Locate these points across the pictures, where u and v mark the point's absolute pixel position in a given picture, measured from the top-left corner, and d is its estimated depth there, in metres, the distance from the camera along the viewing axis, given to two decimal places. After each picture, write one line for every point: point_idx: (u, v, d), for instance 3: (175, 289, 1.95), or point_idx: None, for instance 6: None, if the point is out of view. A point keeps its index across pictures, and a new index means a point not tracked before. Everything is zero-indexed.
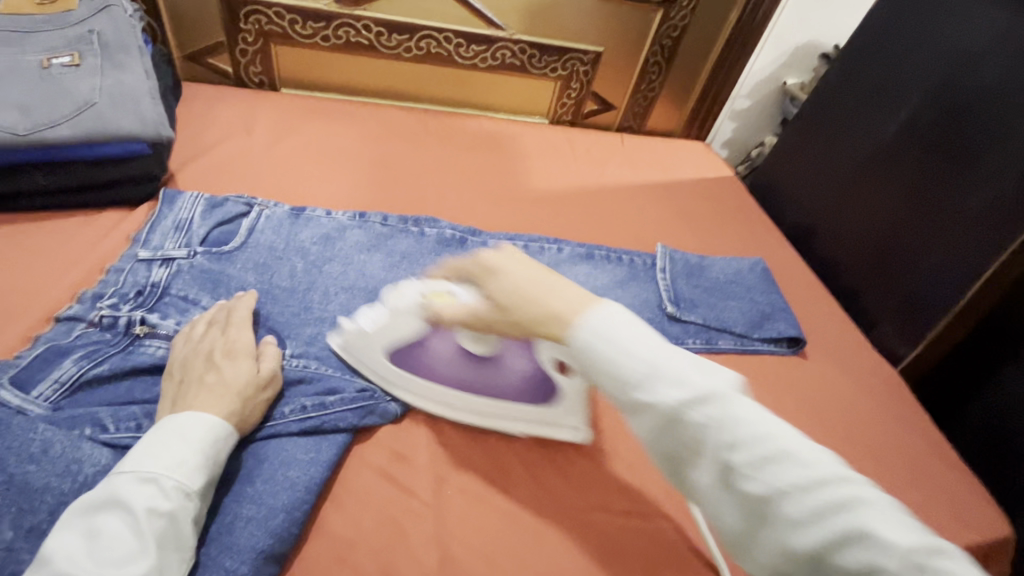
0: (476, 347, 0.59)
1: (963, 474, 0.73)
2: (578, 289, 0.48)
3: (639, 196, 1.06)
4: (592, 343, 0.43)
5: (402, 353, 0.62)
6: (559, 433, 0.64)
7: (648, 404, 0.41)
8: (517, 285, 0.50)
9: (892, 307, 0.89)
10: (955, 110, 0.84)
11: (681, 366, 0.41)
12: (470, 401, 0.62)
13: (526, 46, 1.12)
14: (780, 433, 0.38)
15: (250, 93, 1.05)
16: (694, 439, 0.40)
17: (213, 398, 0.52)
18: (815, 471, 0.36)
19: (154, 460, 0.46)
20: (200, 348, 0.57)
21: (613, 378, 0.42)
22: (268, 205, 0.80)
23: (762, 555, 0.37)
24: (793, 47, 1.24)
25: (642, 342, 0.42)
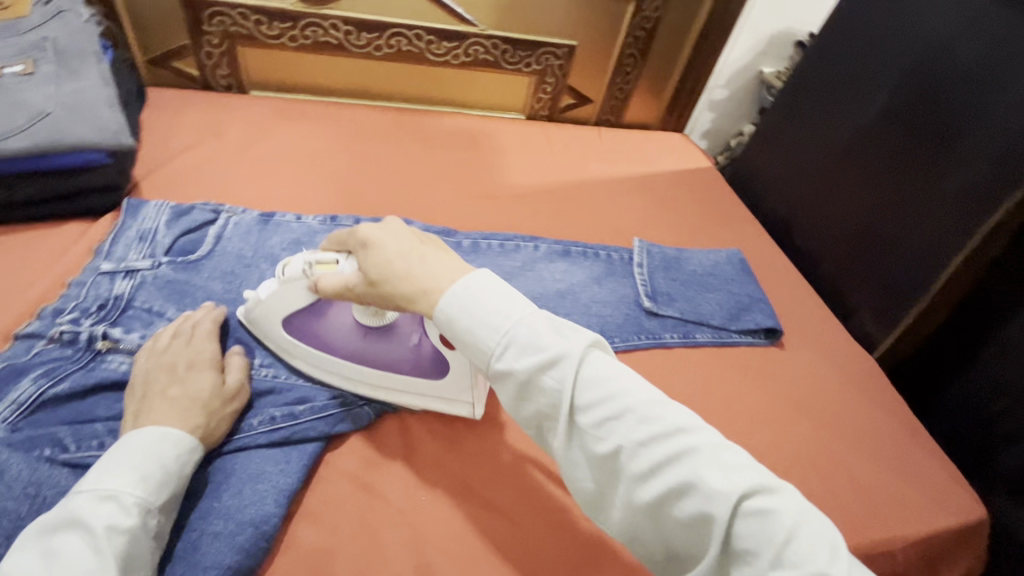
0: (372, 319, 0.60)
1: (940, 459, 0.74)
2: (447, 264, 0.49)
3: (617, 190, 1.06)
4: (454, 317, 0.45)
5: (298, 324, 0.62)
6: (454, 410, 0.62)
7: (504, 372, 0.44)
8: (385, 260, 0.50)
9: (871, 294, 0.89)
10: (929, 94, 0.83)
11: (538, 337, 0.44)
12: (359, 373, 0.61)
13: (498, 42, 1.10)
14: (626, 392, 0.43)
15: (218, 97, 1.03)
16: (550, 403, 0.43)
17: (176, 412, 0.51)
18: (655, 427, 0.41)
19: (115, 474, 0.45)
20: (163, 360, 0.56)
21: (474, 350, 0.45)
22: (236, 212, 0.78)
23: (615, 510, 0.42)
24: (767, 35, 1.23)
25: (501, 316, 0.44)
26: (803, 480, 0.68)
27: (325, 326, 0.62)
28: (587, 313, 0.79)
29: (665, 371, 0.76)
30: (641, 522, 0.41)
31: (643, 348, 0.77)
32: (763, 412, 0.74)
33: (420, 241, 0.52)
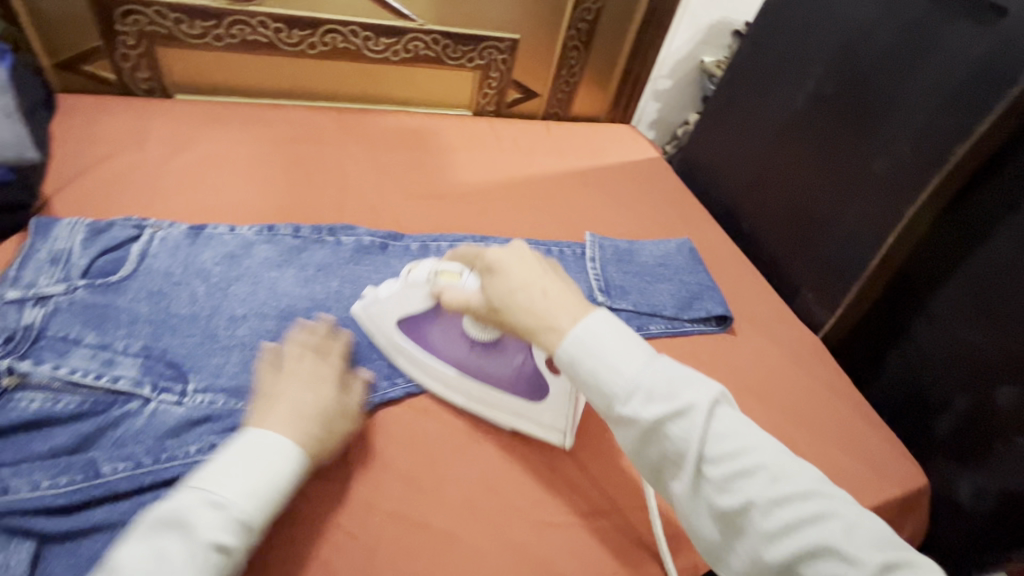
0: (484, 335, 0.65)
1: (883, 432, 0.77)
2: (569, 300, 0.53)
3: (567, 184, 1.05)
4: (578, 359, 0.49)
5: (409, 329, 0.67)
6: (546, 437, 0.65)
7: (629, 417, 0.46)
8: (509, 291, 0.55)
9: (814, 275, 0.92)
10: (856, 79, 0.86)
11: (665, 385, 0.46)
12: (463, 384, 0.66)
13: (438, 37, 1.07)
14: (755, 450, 0.45)
15: (139, 102, 0.96)
16: (676, 451, 0.46)
17: (296, 422, 0.52)
18: (788, 490, 0.43)
19: (231, 482, 0.46)
20: (291, 364, 0.57)
21: (598, 392, 0.48)
22: (162, 226, 0.73)
23: (737, 560, 0.45)
24: (706, 26, 1.25)
25: (626, 360, 0.48)
26: None
27: (437, 334, 0.68)
28: None
29: None
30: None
31: None
32: None
33: (546, 273, 0.56)
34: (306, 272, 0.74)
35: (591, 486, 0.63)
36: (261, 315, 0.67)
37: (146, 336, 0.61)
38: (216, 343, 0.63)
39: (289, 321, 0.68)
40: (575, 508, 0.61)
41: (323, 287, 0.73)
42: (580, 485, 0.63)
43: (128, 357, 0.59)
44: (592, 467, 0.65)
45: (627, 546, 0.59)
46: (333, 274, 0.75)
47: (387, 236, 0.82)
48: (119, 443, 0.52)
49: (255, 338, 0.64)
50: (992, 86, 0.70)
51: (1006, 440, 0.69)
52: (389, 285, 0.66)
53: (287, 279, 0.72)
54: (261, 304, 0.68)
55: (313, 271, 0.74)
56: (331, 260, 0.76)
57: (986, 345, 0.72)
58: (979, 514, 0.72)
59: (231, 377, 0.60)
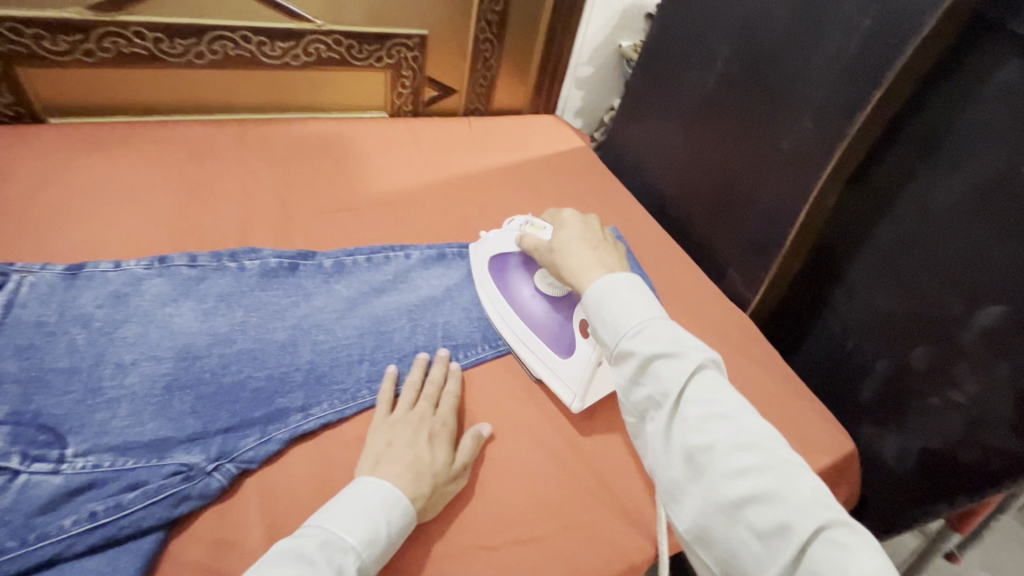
0: (551, 289, 0.73)
1: (813, 403, 0.79)
2: (610, 258, 0.60)
3: (491, 181, 1.02)
4: (601, 294, 0.53)
5: (494, 266, 0.78)
6: (561, 393, 0.68)
7: (628, 351, 0.49)
8: (565, 242, 0.64)
9: (738, 255, 0.93)
10: (757, 56, 0.87)
11: (668, 333, 0.49)
12: (514, 322, 0.73)
13: (340, 38, 1.01)
14: (733, 403, 0.46)
15: (3, 131, 0.85)
16: (659, 390, 0.47)
17: (409, 474, 0.54)
18: (753, 441, 0.44)
19: (360, 526, 0.49)
20: (415, 419, 0.60)
21: (609, 327, 0.51)
22: (31, 270, 0.65)
23: (692, 501, 0.45)
24: (618, 12, 1.24)
25: (642, 304, 0.51)
26: None
27: (515, 277, 0.77)
28: (468, 317, 0.76)
29: None
30: (717, 518, 0.43)
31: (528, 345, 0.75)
32: None
33: (601, 239, 0.64)
34: (205, 305, 0.68)
35: (527, 496, 0.61)
36: (154, 359, 0.61)
37: (14, 400, 0.54)
38: (100, 397, 0.57)
39: (187, 361, 0.62)
40: (511, 523, 0.59)
41: (225, 319, 0.67)
42: (516, 497, 0.61)
43: None
44: (526, 479, 0.62)
45: (567, 556, 0.57)
46: (237, 304, 0.69)
47: (297, 255, 0.77)
48: None
49: (145, 386, 0.58)
50: (881, 59, 0.70)
51: (923, 399, 0.72)
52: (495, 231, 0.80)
53: (183, 315, 0.66)
54: (152, 347, 0.62)
55: (213, 303, 0.68)
56: (234, 289, 0.70)
57: (898, 310, 0.75)
58: (901, 471, 0.75)
59: (117, 433, 0.54)
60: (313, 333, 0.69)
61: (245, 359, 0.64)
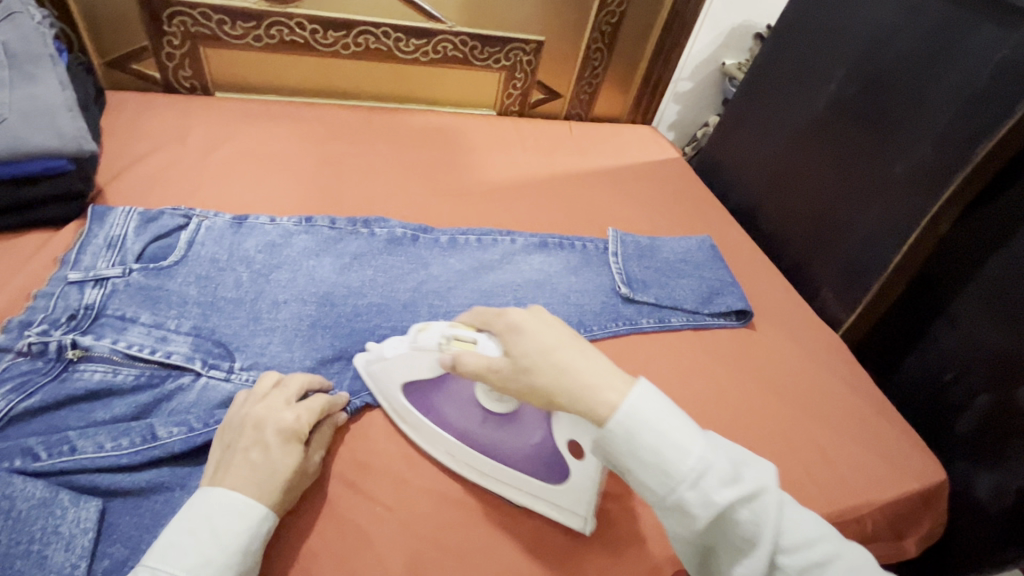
0: (499, 407, 0.59)
1: (903, 428, 0.78)
2: (609, 365, 0.51)
3: (590, 182, 1.08)
4: (641, 433, 0.46)
5: (414, 394, 0.62)
6: (567, 520, 0.58)
7: (700, 501, 0.45)
8: (543, 353, 0.50)
9: (834, 276, 0.94)
10: (878, 81, 0.87)
11: (730, 468, 0.47)
12: (471, 456, 0.60)
13: (466, 39, 1.10)
14: (815, 535, 0.47)
15: (182, 100, 1.00)
16: (747, 536, 0.46)
17: (250, 481, 0.49)
18: (849, 570, 0.46)
19: (178, 558, 0.43)
20: (252, 413, 0.53)
21: (663, 475, 0.46)
22: (207, 215, 0.77)
23: None
24: (727, 30, 1.26)
25: (691, 442, 0.46)
26: (775, 453, 0.71)
27: (440, 399, 0.62)
28: (566, 302, 0.81)
29: (640, 356, 0.78)
30: None
31: (621, 334, 0.80)
32: (735, 391, 0.77)
33: (574, 337, 0.53)
34: (342, 260, 0.77)
35: None
36: (301, 300, 0.71)
37: (195, 317, 0.65)
38: (260, 325, 0.67)
39: (327, 306, 0.71)
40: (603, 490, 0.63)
41: (358, 275, 0.76)
42: None
43: (180, 335, 0.63)
44: None
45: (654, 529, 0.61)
46: (368, 263, 0.78)
47: (418, 228, 0.85)
48: (175, 413, 0.56)
49: (296, 322, 0.68)
50: (1007, 95, 0.71)
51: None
52: (392, 343, 0.62)
53: (324, 267, 0.76)
54: (301, 290, 0.72)
55: (348, 260, 0.77)
56: (365, 250, 0.80)
57: (1004, 345, 0.74)
58: (997, 509, 0.73)
59: (273, 356, 0.64)
60: (432, 298, 0.76)
61: (374, 311, 0.72)
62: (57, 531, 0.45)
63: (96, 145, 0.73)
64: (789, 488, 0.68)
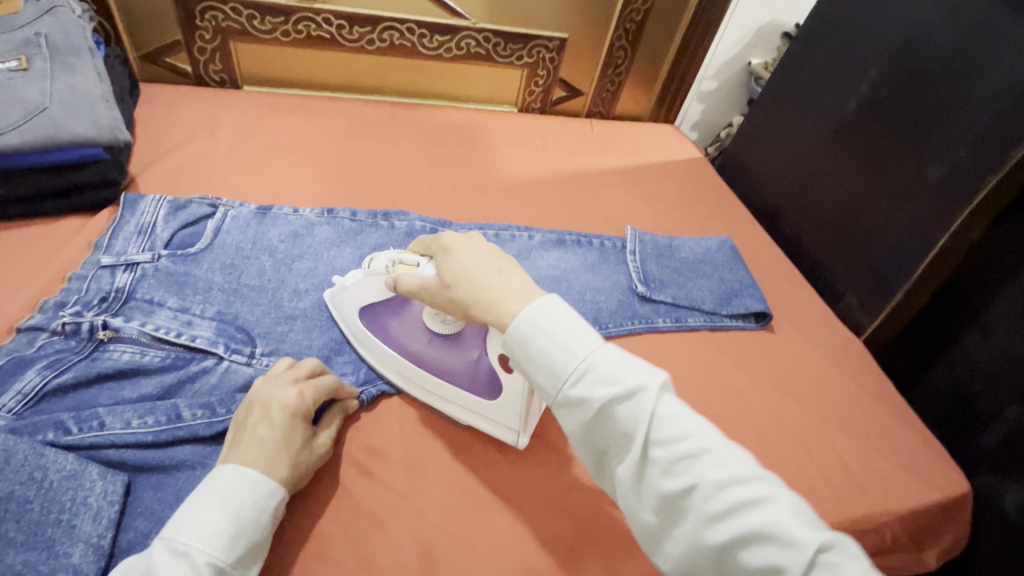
0: (443, 327, 0.64)
1: (926, 437, 0.76)
2: (526, 279, 0.51)
3: (610, 181, 1.07)
4: (530, 336, 0.46)
5: (368, 316, 0.67)
6: (500, 434, 0.63)
7: (579, 398, 0.44)
8: (464, 269, 0.53)
9: (858, 280, 0.92)
10: (912, 82, 0.85)
11: (614, 367, 0.44)
12: (417, 374, 0.65)
13: (490, 35, 1.11)
14: (700, 433, 0.43)
15: (212, 93, 1.03)
16: (622, 433, 0.43)
17: (262, 458, 0.50)
18: (730, 471, 0.41)
19: (189, 529, 0.45)
20: (263, 391, 0.55)
21: (546, 372, 0.45)
22: (233, 205, 0.79)
23: (674, 546, 0.42)
24: (755, 28, 1.25)
25: (575, 340, 0.45)
26: (790, 457, 0.70)
27: (393, 323, 0.67)
28: (581, 299, 0.81)
29: (655, 355, 0.78)
30: (705, 564, 0.41)
31: (636, 333, 0.80)
32: (751, 393, 0.76)
33: (502, 257, 0.54)
34: (362, 252, 0.78)
35: None
36: (321, 290, 0.72)
37: (220, 304, 0.67)
38: (281, 313, 0.68)
39: None
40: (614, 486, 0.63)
41: None
42: None
43: (204, 320, 0.64)
44: None
45: None
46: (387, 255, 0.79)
47: (437, 222, 0.86)
48: (199, 395, 0.58)
49: (315, 311, 0.70)
50: None
51: None
52: (354, 275, 0.67)
53: (344, 258, 0.77)
54: (321, 280, 0.73)
55: (368, 251, 0.79)
56: (384, 242, 0.81)
57: None
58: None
59: (292, 344, 0.66)
60: None
61: None
62: (85, 503, 0.47)
63: (129, 134, 0.75)
64: (805, 493, 0.67)
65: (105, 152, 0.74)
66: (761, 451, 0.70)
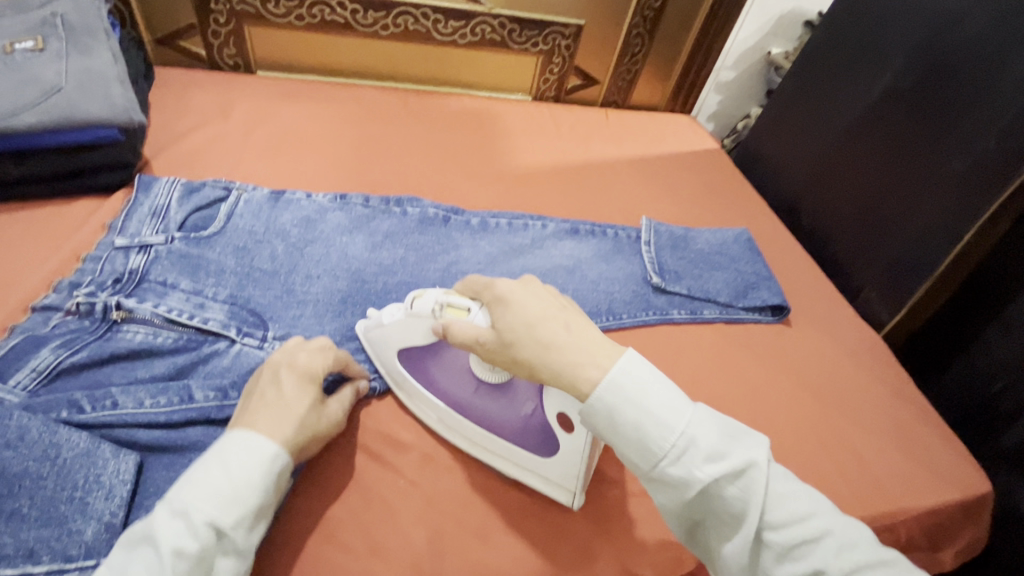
0: (490, 377, 0.59)
1: (947, 437, 0.75)
2: (597, 337, 0.49)
3: (625, 171, 1.06)
4: (619, 410, 0.45)
5: (409, 361, 0.62)
6: (551, 492, 0.58)
7: (682, 477, 0.44)
8: (527, 324, 0.49)
9: (878, 274, 0.89)
10: (938, 71, 0.83)
11: (718, 443, 0.44)
12: (463, 426, 0.60)
13: (505, 21, 1.10)
14: (814, 513, 0.44)
15: (226, 77, 1.02)
16: (733, 512, 0.44)
17: (267, 420, 0.49)
18: (850, 554, 0.42)
19: (189, 489, 0.44)
20: (274, 361, 0.55)
21: (642, 449, 0.45)
22: (246, 189, 0.79)
23: None
24: (776, 17, 1.22)
25: (675, 415, 0.45)
26: (806, 453, 0.69)
27: (436, 368, 0.62)
28: (595, 289, 0.80)
29: (670, 347, 0.77)
30: None
31: (650, 324, 0.78)
32: (766, 388, 0.75)
33: (562, 308, 0.51)
34: (374, 239, 0.78)
35: None
36: (334, 275, 0.72)
37: (232, 286, 0.67)
38: (293, 298, 0.68)
39: (359, 282, 0.72)
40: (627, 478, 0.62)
41: (390, 253, 0.77)
42: None
43: (217, 303, 0.64)
44: None
45: None
46: (399, 242, 0.79)
47: (450, 210, 0.85)
48: (211, 377, 0.58)
49: (327, 297, 0.69)
50: None
51: None
52: (392, 311, 0.61)
53: (357, 244, 0.77)
54: (333, 266, 0.73)
55: (380, 238, 0.78)
56: (397, 229, 0.80)
57: None
58: None
59: (304, 329, 0.66)
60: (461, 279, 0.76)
61: (403, 289, 0.73)
62: (99, 480, 0.47)
63: (144, 116, 0.75)
64: (821, 489, 0.66)
65: (120, 134, 0.73)
66: (776, 446, 0.69)
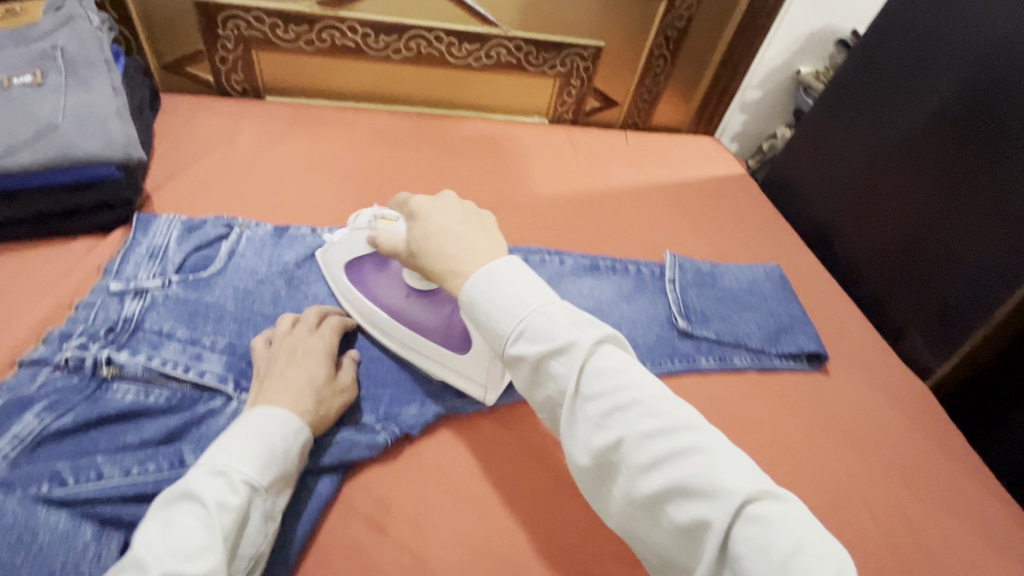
0: (419, 284, 0.64)
1: (1008, 504, 0.67)
2: (486, 243, 0.49)
3: (648, 199, 1.00)
4: (474, 301, 0.45)
5: (352, 272, 0.69)
6: (468, 388, 0.64)
7: (517, 356, 0.42)
8: (426, 236, 0.52)
9: (923, 316, 0.83)
10: (993, 97, 0.77)
11: (553, 321, 0.42)
12: (393, 327, 0.66)
13: (522, 43, 1.05)
14: (634, 384, 0.40)
15: (233, 104, 0.99)
16: (556, 388, 0.41)
17: (289, 393, 0.53)
18: (662, 422, 0.39)
19: (225, 452, 0.46)
20: (285, 343, 0.59)
21: (489, 332, 0.44)
22: (249, 225, 0.75)
23: (614, 503, 0.40)
24: (806, 34, 1.17)
25: (520, 301, 0.43)
26: (852, 524, 0.62)
27: (374, 278, 0.68)
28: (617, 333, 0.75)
29: (698, 399, 0.71)
30: (640, 519, 0.39)
31: (677, 373, 0.73)
32: (805, 445, 0.69)
33: (464, 219, 0.52)
34: None
35: None
36: None
37: (231, 335, 0.63)
38: None
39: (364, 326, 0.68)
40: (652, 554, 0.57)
41: None
42: None
43: (214, 353, 0.61)
44: None
45: None
46: None
47: None
48: (205, 440, 0.54)
49: None
50: None
51: None
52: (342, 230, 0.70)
53: None
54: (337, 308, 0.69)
55: None
56: None
57: None
58: None
59: None
60: None
61: None
62: (76, 569, 0.43)
63: (145, 152, 0.71)
64: (869, 566, 0.59)
65: (118, 170, 0.70)
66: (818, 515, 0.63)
